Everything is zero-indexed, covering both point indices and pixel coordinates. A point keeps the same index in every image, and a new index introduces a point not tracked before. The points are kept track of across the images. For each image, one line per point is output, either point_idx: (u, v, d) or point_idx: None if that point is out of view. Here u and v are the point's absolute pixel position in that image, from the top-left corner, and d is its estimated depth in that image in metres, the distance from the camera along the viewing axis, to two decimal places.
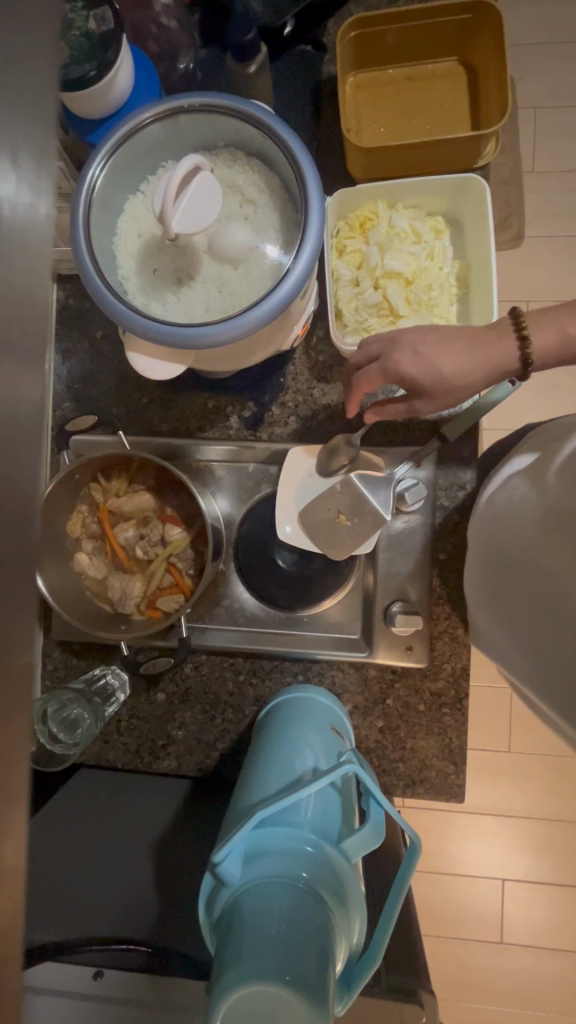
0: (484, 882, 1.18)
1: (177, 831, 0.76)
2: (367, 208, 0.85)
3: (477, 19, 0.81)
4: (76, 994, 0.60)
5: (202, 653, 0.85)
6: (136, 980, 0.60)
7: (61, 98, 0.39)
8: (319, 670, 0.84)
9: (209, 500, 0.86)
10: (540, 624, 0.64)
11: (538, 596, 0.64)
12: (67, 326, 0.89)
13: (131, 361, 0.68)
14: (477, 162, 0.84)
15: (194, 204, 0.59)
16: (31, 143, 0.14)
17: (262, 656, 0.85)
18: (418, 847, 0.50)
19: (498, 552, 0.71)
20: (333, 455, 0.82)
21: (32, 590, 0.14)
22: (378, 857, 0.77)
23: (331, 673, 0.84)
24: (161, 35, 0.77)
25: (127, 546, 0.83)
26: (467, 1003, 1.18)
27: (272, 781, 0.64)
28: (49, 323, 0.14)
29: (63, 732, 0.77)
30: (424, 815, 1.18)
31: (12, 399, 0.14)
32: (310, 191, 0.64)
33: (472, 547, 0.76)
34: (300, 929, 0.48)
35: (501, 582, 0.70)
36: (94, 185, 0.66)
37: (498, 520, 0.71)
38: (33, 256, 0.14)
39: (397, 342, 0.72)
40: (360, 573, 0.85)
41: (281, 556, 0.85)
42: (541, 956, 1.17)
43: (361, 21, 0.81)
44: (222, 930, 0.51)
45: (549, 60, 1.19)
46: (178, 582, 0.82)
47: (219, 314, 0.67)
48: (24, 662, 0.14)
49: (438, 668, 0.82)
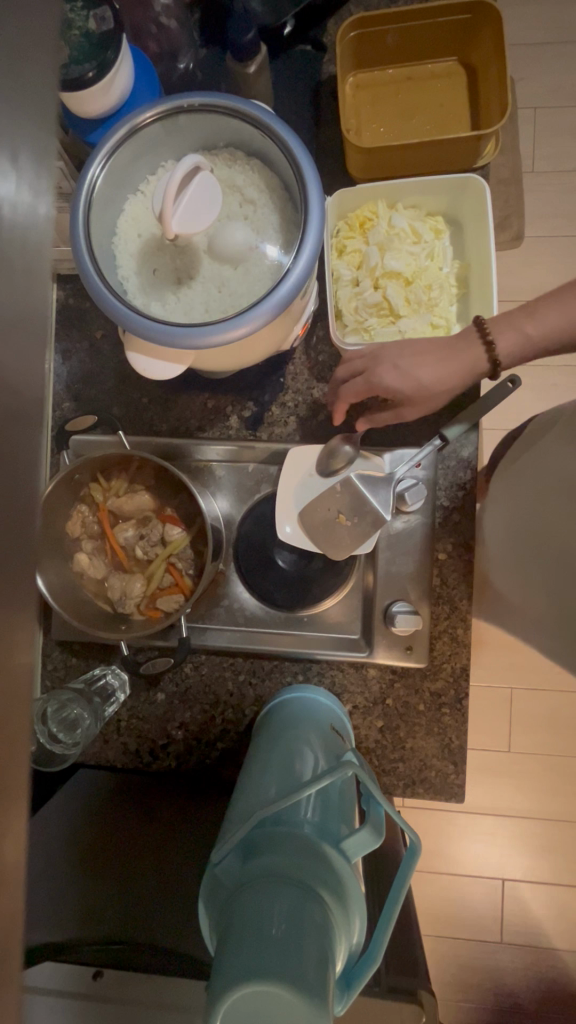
0: (484, 882, 1.18)
1: (177, 831, 0.77)
2: (367, 208, 0.85)
3: (477, 19, 0.81)
4: (76, 994, 0.59)
5: (202, 653, 0.85)
6: (135, 979, 0.60)
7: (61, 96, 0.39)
8: (319, 670, 0.84)
9: (209, 499, 0.85)
10: (558, 599, 0.67)
11: (552, 573, 0.68)
12: (67, 326, 0.89)
13: (131, 361, 0.68)
14: (477, 162, 0.85)
15: (193, 203, 0.59)
16: (31, 144, 0.14)
17: (262, 656, 0.85)
18: (418, 847, 0.50)
19: (524, 536, 0.73)
20: (332, 455, 0.81)
21: (33, 587, 0.14)
22: (379, 856, 0.77)
23: (331, 673, 0.84)
24: (161, 35, 0.77)
25: (127, 546, 0.83)
26: (467, 1002, 1.19)
27: (273, 781, 0.64)
28: (48, 325, 0.14)
29: (63, 732, 0.77)
30: (424, 814, 1.18)
31: (13, 396, 0.14)
32: (310, 191, 0.64)
33: (495, 533, 0.80)
34: (300, 928, 0.48)
35: (522, 563, 0.73)
36: (93, 185, 0.65)
37: (514, 506, 0.75)
38: (32, 257, 0.14)
39: (380, 357, 0.76)
40: (359, 573, 0.85)
41: (281, 556, 0.85)
42: (542, 956, 1.17)
43: (361, 21, 0.81)
44: (222, 929, 0.51)
45: (549, 60, 1.19)
46: (177, 582, 0.82)
47: (219, 314, 0.67)
48: (25, 660, 0.14)
49: (438, 668, 0.83)
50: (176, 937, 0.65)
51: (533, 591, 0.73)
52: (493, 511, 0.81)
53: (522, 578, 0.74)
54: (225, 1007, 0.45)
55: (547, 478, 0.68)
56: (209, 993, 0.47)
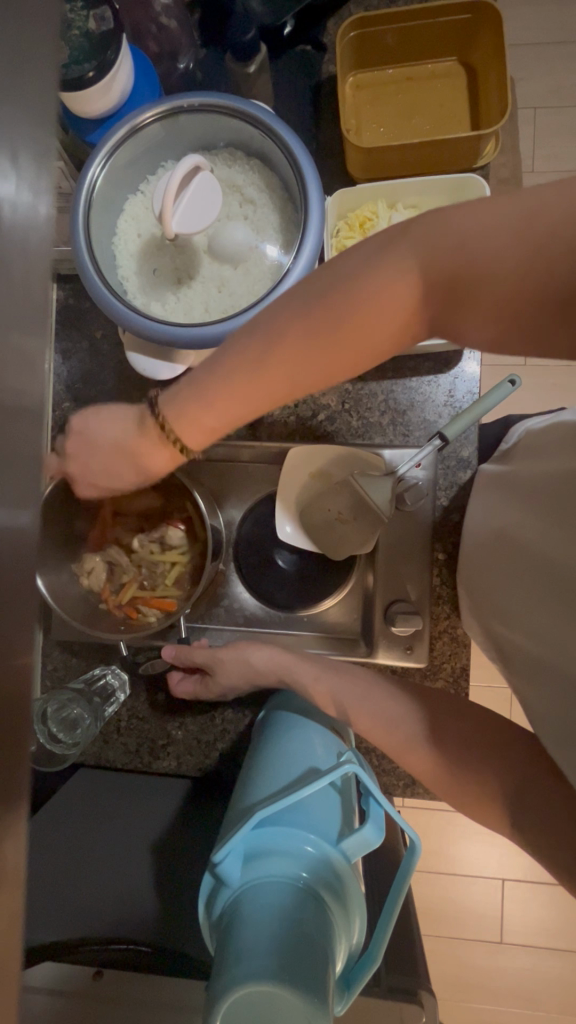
0: (486, 883, 1.18)
1: (176, 832, 0.76)
2: (368, 209, 0.84)
3: (477, 18, 0.81)
4: (74, 994, 0.58)
5: (174, 669, 0.83)
6: (140, 980, 0.59)
7: (61, 73, 0.37)
8: (277, 678, 0.76)
9: (215, 512, 0.83)
10: (501, 596, 0.63)
11: (517, 582, 0.60)
12: (67, 326, 0.89)
13: (131, 360, 0.69)
14: (477, 162, 0.84)
15: (193, 204, 0.60)
16: (32, 147, 0.14)
17: (249, 687, 0.80)
18: (419, 847, 0.50)
19: (484, 526, 0.69)
20: (338, 464, 0.82)
21: (31, 591, 0.15)
22: (378, 856, 0.77)
23: (283, 753, 0.68)
24: (161, 35, 0.77)
25: (122, 541, 0.84)
26: (464, 997, 1.19)
27: (272, 782, 0.64)
28: (47, 324, 0.15)
29: (63, 732, 0.77)
30: (422, 815, 1.17)
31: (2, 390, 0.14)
32: (310, 192, 0.65)
33: (466, 533, 0.74)
34: (298, 930, 0.49)
35: (477, 552, 0.70)
36: (93, 185, 0.65)
37: (495, 510, 0.68)
38: (31, 258, 0.14)
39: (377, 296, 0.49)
40: (359, 573, 0.86)
41: (281, 556, 0.86)
42: (541, 952, 1.17)
43: (361, 21, 0.81)
44: (222, 929, 0.52)
45: (548, 60, 1.19)
46: (182, 571, 0.83)
47: (219, 314, 0.68)
48: (23, 657, 0.14)
49: (438, 668, 0.82)
50: (173, 938, 0.65)
51: (503, 601, 0.62)
52: (469, 512, 0.75)
53: (472, 568, 0.71)
54: (226, 1009, 0.45)
55: (546, 464, 0.58)
56: (210, 992, 0.47)
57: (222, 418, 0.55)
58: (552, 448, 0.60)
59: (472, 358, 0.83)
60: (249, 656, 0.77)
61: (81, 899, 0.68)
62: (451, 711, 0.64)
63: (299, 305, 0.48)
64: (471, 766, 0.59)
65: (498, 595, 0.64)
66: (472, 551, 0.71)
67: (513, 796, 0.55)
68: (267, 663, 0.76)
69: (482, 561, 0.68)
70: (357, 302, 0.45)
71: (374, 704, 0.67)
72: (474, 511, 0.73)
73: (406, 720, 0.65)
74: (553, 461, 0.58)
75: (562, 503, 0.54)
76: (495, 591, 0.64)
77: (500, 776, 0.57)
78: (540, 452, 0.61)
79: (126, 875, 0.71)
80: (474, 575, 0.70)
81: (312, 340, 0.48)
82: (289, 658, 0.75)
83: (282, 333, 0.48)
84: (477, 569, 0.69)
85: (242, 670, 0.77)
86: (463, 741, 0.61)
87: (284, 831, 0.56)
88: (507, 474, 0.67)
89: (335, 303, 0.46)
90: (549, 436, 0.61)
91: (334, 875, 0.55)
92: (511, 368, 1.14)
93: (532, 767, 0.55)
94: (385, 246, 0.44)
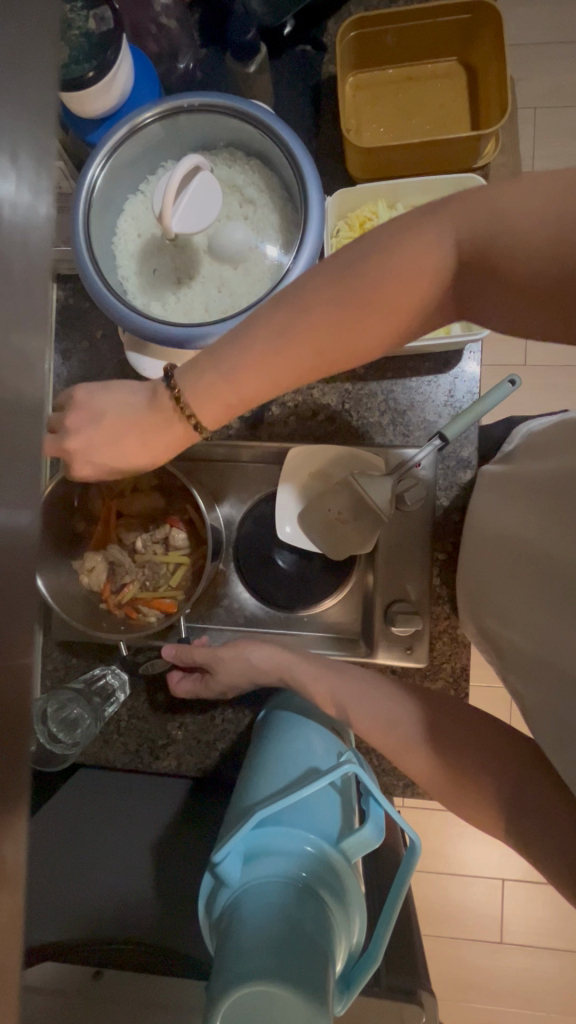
0: (487, 882, 1.18)
1: (176, 832, 0.76)
2: (367, 209, 0.84)
3: (477, 19, 0.81)
4: (74, 993, 0.58)
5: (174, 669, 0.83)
6: (140, 980, 0.59)
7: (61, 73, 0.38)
8: (277, 677, 0.76)
9: (214, 511, 0.83)
10: (500, 596, 0.63)
11: (516, 582, 0.60)
12: (67, 326, 0.89)
13: (131, 361, 0.69)
14: (477, 162, 0.84)
15: (193, 204, 0.60)
16: (32, 146, 0.14)
17: (249, 686, 0.80)
18: (419, 847, 0.50)
19: (483, 527, 0.69)
20: (338, 464, 0.82)
21: (32, 587, 0.15)
22: (378, 856, 0.78)
23: (282, 753, 0.68)
24: (161, 35, 0.77)
25: (124, 541, 0.84)
26: (465, 996, 1.19)
27: (272, 783, 0.64)
28: (46, 322, 0.15)
29: (63, 732, 0.77)
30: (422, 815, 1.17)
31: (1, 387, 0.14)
32: (310, 192, 0.65)
33: (466, 534, 0.74)
34: (298, 931, 0.49)
35: (477, 551, 0.70)
36: (93, 185, 0.65)
37: (494, 510, 0.68)
38: (31, 257, 0.14)
39: None
40: (360, 573, 0.86)
41: (281, 556, 0.86)
42: (541, 951, 1.17)
43: (360, 21, 0.81)
44: (222, 929, 0.52)
45: (548, 61, 1.19)
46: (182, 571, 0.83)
47: (219, 314, 0.68)
48: (23, 651, 0.14)
49: (438, 668, 0.82)
50: (174, 938, 0.65)
51: (502, 601, 0.62)
52: (469, 512, 0.75)
53: (471, 568, 0.71)
54: (226, 1009, 0.45)
55: (547, 463, 0.59)
56: (210, 992, 0.47)
57: (222, 418, 0.55)
58: (553, 448, 0.60)
59: (472, 358, 0.83)
60: (249, 656, 0.77)
61: (81, 899, 0.68)
62: (450, 711, 0.64)
63: (301, 305, 0.48)
64: (470, 766, 0.59)
65: (497, 595, 0.64)
66: (472, 550, 0.71)
67: (512, 796, 0.55)
68: (267, 663, 0.76)
69: (481, 562, 0.68)
70: (357, 301, 0.45)
71: (374, 704, 0.67)
72: (474, 511, 0.73)
73: (406, 721, 0.65)
74: (553, 462, 0.58)
75: (561, 503, 0.54)
76: (493, 591, 0.64)
77: (499, 774, 0.57)
78: (541, 452, 0.61)
79: (126, 875, 0.71)
80: (473, 576, 0.70)
81: (311, 340, 0.48)
82: (289, 657, 0.75)
83: (282, 332, 0.48)
84: (477, 569, 0.69)
85: (241, 671, 0.77)
86: (462, 740, 0.61)
87: (284, 831, 0.56)
88: (507, 474, 0.67)
89: (335, 302, 0.46)
90: (550, 436, 0.61)
91: (334, 875, 0.55)
92: (511, 368, 1.14)
93: (531, 766, 0.56)
94: (385, 245, 0.44)
